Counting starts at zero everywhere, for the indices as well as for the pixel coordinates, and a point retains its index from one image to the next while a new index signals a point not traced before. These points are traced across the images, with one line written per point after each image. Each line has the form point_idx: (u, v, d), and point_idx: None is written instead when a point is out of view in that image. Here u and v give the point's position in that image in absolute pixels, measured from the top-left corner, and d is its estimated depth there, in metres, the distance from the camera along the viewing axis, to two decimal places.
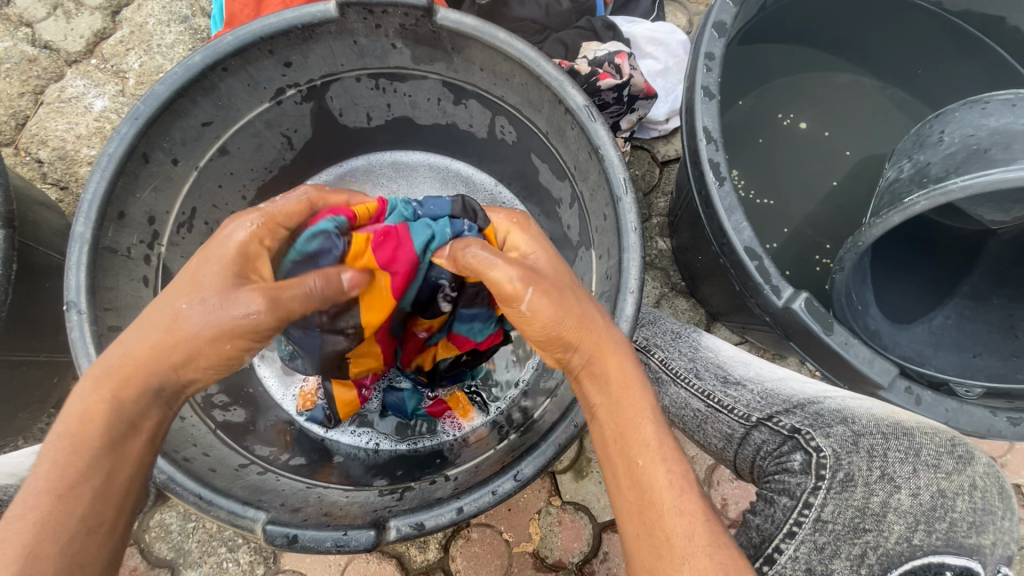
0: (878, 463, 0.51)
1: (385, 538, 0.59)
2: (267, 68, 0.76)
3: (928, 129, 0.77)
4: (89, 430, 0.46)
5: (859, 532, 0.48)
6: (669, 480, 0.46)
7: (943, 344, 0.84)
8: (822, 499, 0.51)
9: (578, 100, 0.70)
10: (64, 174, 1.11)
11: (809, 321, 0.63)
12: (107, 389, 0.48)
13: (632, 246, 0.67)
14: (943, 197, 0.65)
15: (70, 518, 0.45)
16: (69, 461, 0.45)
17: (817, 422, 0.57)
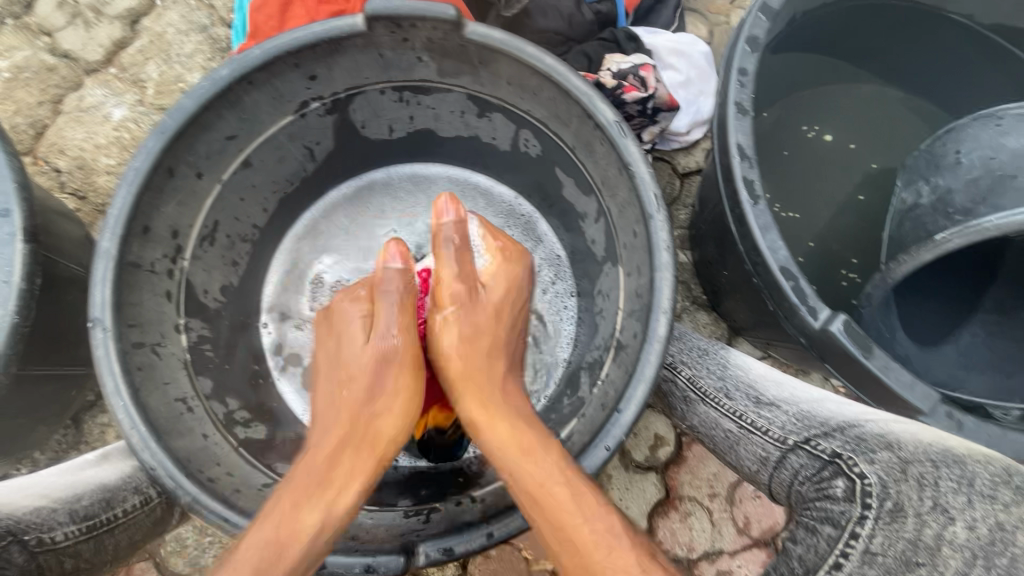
0: (929, 493, 0.49)
1: (414, 563, 0.58)
2: (292, 82, 0.75)
3: (941, 148, 0.79)
4: (314, 493, 0.56)
5: (912, 565, 0.46)
6: (596, 538, 0.54)
7: (975, 365, 0.82)
8: (870, 530, 0.49)
9: (608, 116, 0.69)
10: (82, 183, 1.10)
11: (847, 344, 0.62)
12: (322, 460, 0.59)
13: (664, 265, 0.65)
14: (978, 236, 0.64)
15: (281, 561, 0.52)
16: (292, 514, 0.54)
17: (860, 447, 0.55)
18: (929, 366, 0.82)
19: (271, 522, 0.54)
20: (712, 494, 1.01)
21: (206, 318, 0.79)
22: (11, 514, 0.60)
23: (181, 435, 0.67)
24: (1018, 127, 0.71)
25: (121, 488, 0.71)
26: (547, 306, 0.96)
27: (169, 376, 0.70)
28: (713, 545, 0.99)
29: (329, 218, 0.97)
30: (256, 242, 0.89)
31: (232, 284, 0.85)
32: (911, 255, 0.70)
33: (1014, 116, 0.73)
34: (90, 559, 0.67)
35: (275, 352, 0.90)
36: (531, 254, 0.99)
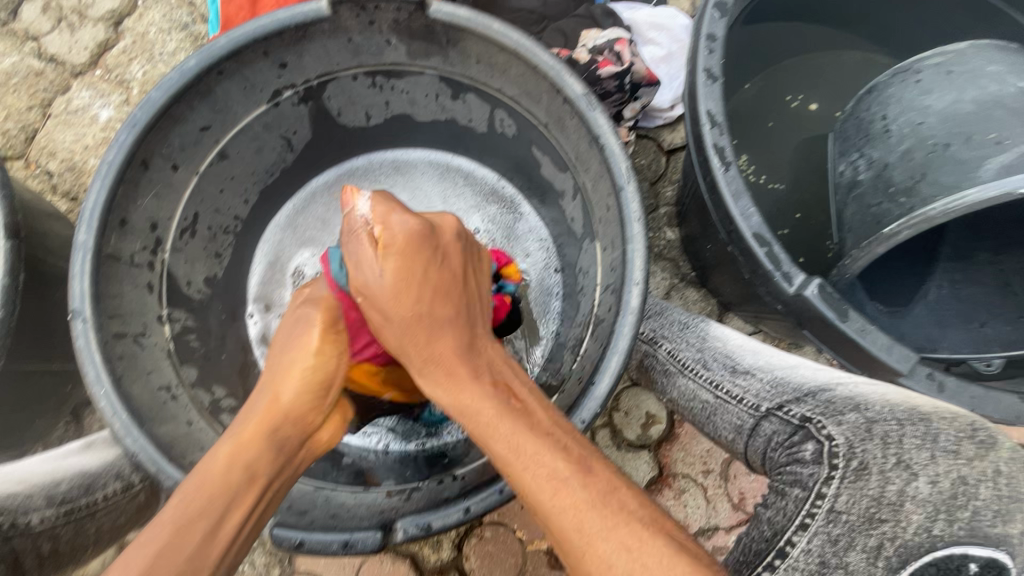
0: (892, 450, 0.47)
1: (392, 540, 0.59)
2: (263, 71, 0.75)
3: (867, 113, 0.80)
4: (225, 480, 0.52)
5: (874, 522, 0.45)
6: (544, 482, 0.48)
7: (948, 321, 0.82)
8: (836, 489, 0.48)
9: (576, 89, 0.68)
10: (73, 185, 1.12)
11: (820, 307, 0.61)
12: (228, 451, 0.55)
13: (636, 236, 0.65)
14: (926, 224, 0.65)
15: (178, 557, 0.47)
16: (194, 500, 0.51)
17: (830, 410, 0.55)
18: (905, 332, 0.82)
19: (176, 513, 0.50)
20: (706, 471, 1.01)
21: (190, 309, 0.80)
22: None
23: (165, 422, 0.68)
24: (937, 85, 0.73)
25: (102, 474, 0.73)
26: (532, 287, 0.96)
27: (152, 366, 0.72)
28: (709, 521, 0.99)
29: (310, 209, 0.97)
30: (239, 234, 0.90)
31: (217, 276, 0.86)
32: (865, 249, 0.71)
33: (931, 68, 0.74)
34: (71, 541, 0.68)
35: (261, 344, 0.90)
36: (513, 235, 0.99)
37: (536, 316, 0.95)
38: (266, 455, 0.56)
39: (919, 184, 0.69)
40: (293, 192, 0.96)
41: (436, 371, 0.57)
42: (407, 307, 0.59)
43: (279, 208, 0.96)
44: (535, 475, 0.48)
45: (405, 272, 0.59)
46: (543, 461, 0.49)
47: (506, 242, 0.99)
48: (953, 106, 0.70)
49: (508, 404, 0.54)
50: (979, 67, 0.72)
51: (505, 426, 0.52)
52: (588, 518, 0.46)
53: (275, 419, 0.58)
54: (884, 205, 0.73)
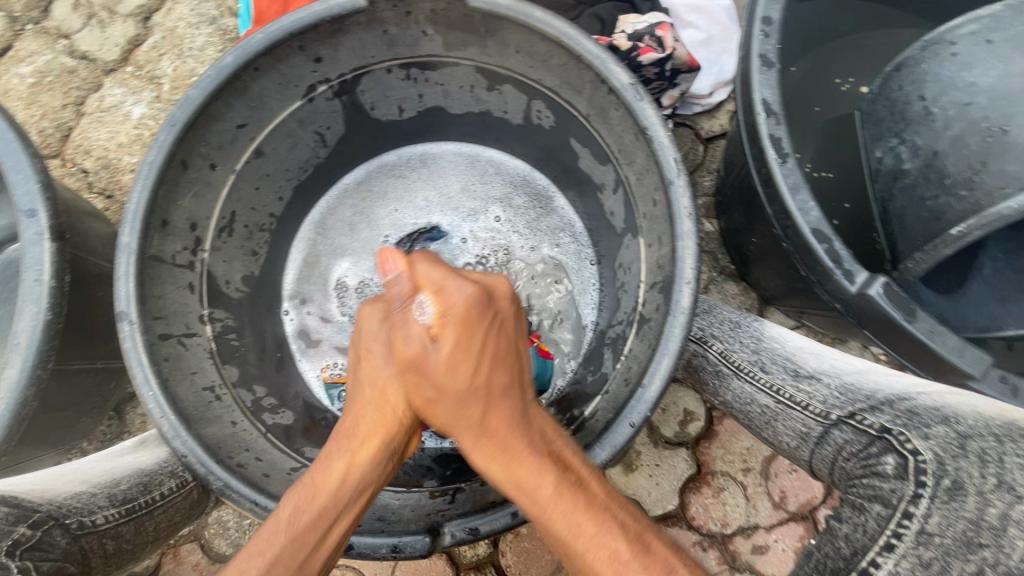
0: (993, 469, 0.45)
1: (440, 543, 0.58)
2: (298, 66, 0.74)
3: (900, 93, 0.76)
4: (322, 494, 0.52)
5: (974, 547, 0.42)
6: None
7: (1009, 295, 0.75)
8: (925, 509, 0.45)
9: (622, 78, 0.65)
10: (109, 182, 1.13)
11: (887, 307, 0.57)
12: (342, 459, 0.54)
13: (686, 232, 0.62)
14: (998, 222, 0.61)
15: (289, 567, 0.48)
16: (304, 506, 0.51)
17: (914, 422, 0.51)
18: (962, 316, 0.77)
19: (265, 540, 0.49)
20: (746, 469, 0.99)
21: (229, 308, 0.81)
22: (52, 499, 0.64)
23: (210, 422, 0.68)
24: (980, 58, 0.69)
25: (158, 472, 0.75)
26: (572, 281, 0.94)
27: (196, 366, 0.72)
28: (749, 519, 0.97)
29: (342, 205, 0.97)
30: (275, 231, 0.89)
31: (253, 274, 0.86)
32: (930, 252, 0.67)
33: (966, 39, 0.71)
34: (133, 539, 0.71)
35: (297, 339, 0.91)
36: (548, 228, 0.97)
37: (575, 308, 0.93)
38: (361, 465, 0.54)
39: (981, 174, 0.65)
40: (326, 188, 0.95)
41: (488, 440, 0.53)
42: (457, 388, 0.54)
43: (310, 207, 0.95)
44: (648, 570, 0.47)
45: (464, 334, 0.53)
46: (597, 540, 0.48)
47: (538, 235, 0.97)
48: (1003, 82, 0.66)
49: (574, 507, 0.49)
50: (1022, 33, 0.68)
51: (556, 504, 0.49)
52: None
53: (380, 425, 0.56)
54: (941, 199, 0.69)
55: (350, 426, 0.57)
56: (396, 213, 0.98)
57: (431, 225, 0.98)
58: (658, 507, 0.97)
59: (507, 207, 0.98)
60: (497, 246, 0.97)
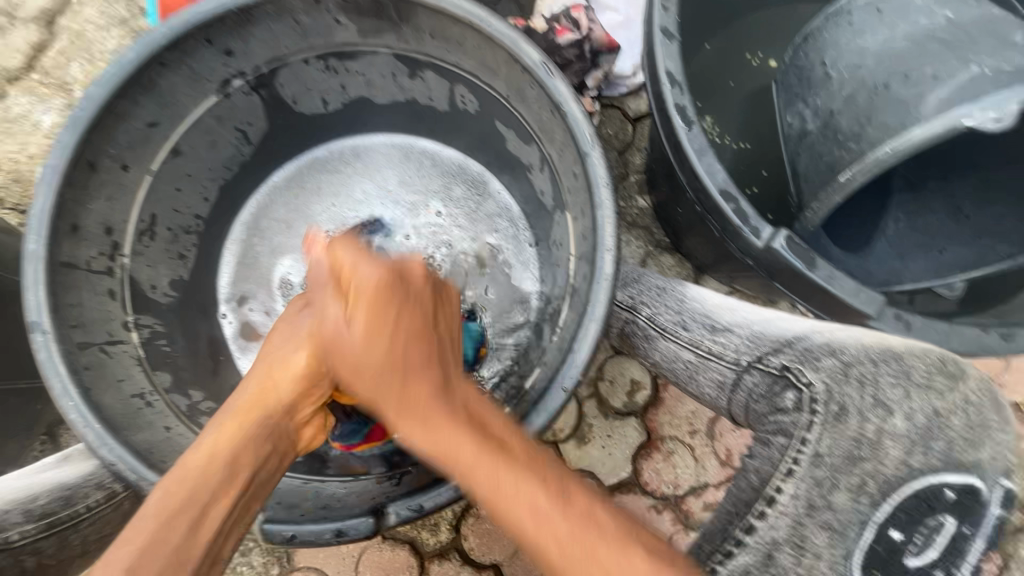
0: (869, 389, 0.52)
1: (384, 524, 0.58)
2: (208, 59, 0.72)
3: (806, 60, 0.81)
4: (189, 481, 0.47)
5: (857, 461, 0.50)
6: (539, 528, 0.44)
7: (907, 252, 0.84)
8: (818, 433, 0.50)
9: (534, 57, 0.67)
10: (22, 196, 1.07)
11: (790, 259, 0.62)
12: (207, 446, 0.51)
13: (604, 202, 0.65)
14: (876, 168, 0.67)
15: (164, 550, 0.43)
16: (171, 493, 0.46)
17: (808, 355, 0.55)
18: (870, 270, 0.83)
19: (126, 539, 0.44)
20: (692, 431, 1.03)
21: (157, 313, 0.78)
22: None
23: (141, 429, 0.66)
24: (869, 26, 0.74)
25: (81, 485, 0.72)
26: (511, 262, 0.95)
27: (122, 373, 0.69)
28: (699, 479, 1.01)
29: (274, 203, 0.95)
30: (202, 233, 0.87)
31: (182, 277, 0.84)
32: (822, 200, 0.73)
33: (861, 10, 0.76)
34: (55, 556, 0.66)
35: (233, 340, 0.89)
36: (486, 214, 0.98)
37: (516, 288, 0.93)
38: (226, 450, 0.51)
39: (866, 129, 0.70)
40: (254, 187, 0.93)
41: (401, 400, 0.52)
42: (388, 340, 0.55)
43: (239, 208, 0.93)
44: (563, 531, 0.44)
45: (382, 300, 0.57)
46: (524, 493, 0.45)
47: (476, 221, 0.98)
48: (887, 45, 0.72)
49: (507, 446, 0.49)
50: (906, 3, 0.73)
51: (477, 455, 0.47)
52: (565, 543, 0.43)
53: (263, 408, 0.56)
54: (836, 152, 0.73)
55: (229, 408, 0.56)
56: (333, 208, 0.97)
57: (369, 218, 0.97)
58: (612, 476, 1.00)
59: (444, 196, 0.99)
60: (438, 236, 0.98)
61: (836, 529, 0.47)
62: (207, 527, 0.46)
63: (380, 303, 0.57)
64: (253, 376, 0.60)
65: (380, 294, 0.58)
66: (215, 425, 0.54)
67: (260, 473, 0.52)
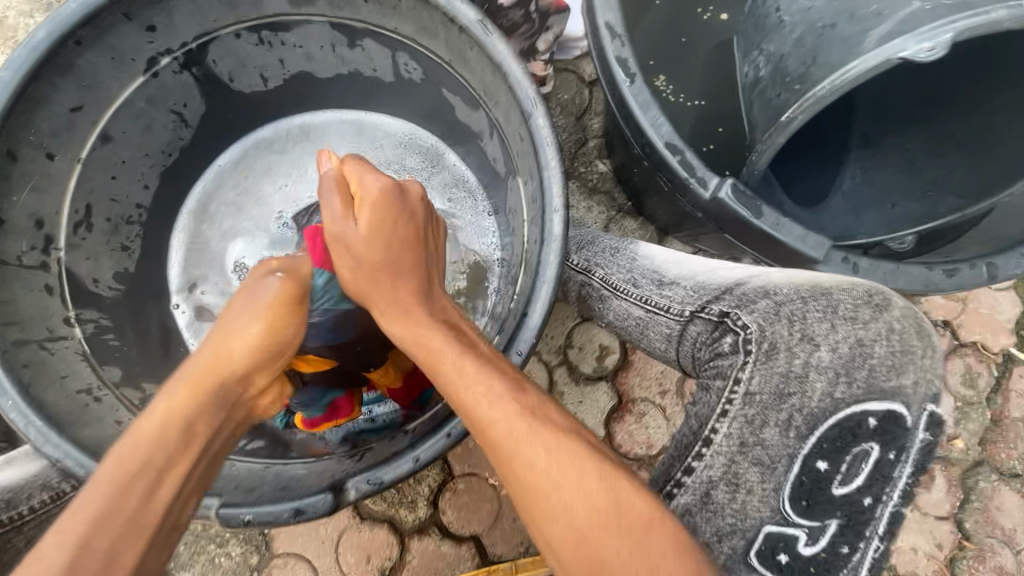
0: (798, 326, 0.52)
1: (344, 499, 0.58)
2: (129, 36, 0.69)
3: (763, 8, 0.79)
4: (144, 441, 0.45)
5: (784, 397, 0.50)
6: (508, 432, 0.44)
7: (864, 207, 0.83)
8: (750, 372, 0.51)
9: (470, 15, 0.65)
10: None
11: (736, 208, 0.61)
12: (164, 405, 0.48)
13: (551, 162, 0.64)
14: (816, 104, 0.65)
15: (118, 519, 0.42)
16: (126, 458, 0.44)
17: (744, 300, 0.55)
18: (826, 224, 0.82)
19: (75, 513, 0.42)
20: (663, 391, 1.04)
21: (102, 307, 0.76)
22: None
23: (89, 425, 0.64)
24: None
25: (24, 486, 0.66)
26: (470, 233, 0.94)
27: (66, 369, 0.67)
28: (670, 437, 1.02)
29: (221, 188, 0.92)
30: (146, 223, 0.84)
31: (128, 269, 0.81)
32: (766, 142, 0.70)
33: None
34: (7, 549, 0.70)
35: (188, 328, 0.87)
36: (444, 187, 0.96)
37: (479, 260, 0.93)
38: (183, 410, 0.48)
39: (811, 69, 0.68)
40: (198, 172, 0.90)
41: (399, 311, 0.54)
42: (387, 255, 0.56)
43: (185, 195, 0.90)
44: (517, 427, 0.44)
45: (387, 204, 0.57)
46: (495, 398, 0.46)
47: (432, 194, 0.96)
48: None
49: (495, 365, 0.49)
50: None
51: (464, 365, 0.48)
52: (526, 443, 0.43)
53: (215, 374, 0.51)
54: (783, 95, 0.72)
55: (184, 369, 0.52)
56: (285, 189, 0.94)
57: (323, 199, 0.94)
58: None
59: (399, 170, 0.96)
60: None
61: (765, 463, 0.49)
62: (168, 486, 0.45)
63: (385, 224, 0.57)
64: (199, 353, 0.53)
65: (381, 228, 0.56)
66: (169, 384, 0.50)
67: (212, 441, 0.50)
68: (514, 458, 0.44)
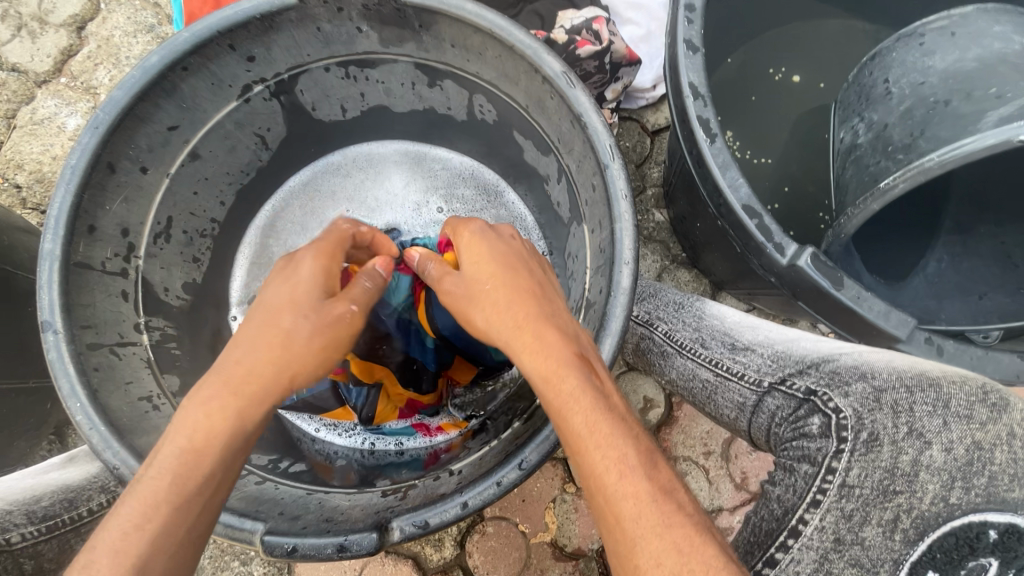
0: (903, 419, 0.49)
1: (388, 540, 0.56)
2: (230, 65, 0.73)
3: (870, 79, 0.78)
4: (204, 453, 0.48)
5: (889, 495, 0.47)
6: (633, 501, 0.43)
7: (946, 293, 0.81)
8: (846, 463, 0.49)
9: (555, 67, 0.66)
10: (44, 197, 1.09)
11: (816, 278, 0.60)
12: (208, 412, 0.49)
13: (624, 214, 0.63)
14: (921, 176, 0.63)
15: (171, 540, 0.45)
16: (184, 476, 0.47)
17: (835, 381, 0.54)
18: (902, 302, 0.82)
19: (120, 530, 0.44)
20: (707, 452, 1.00)
21: (168, 316, 0.78)
22: None
23: (146, 433, 0.65)
24: (940, 46, 0.70)
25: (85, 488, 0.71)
26: None
27: (131, 376, 0.69)
28: (712, 502, 0.98)
29: (287, 208, 0.95)
30: (217, 237, 0.87)
31: (195, 280, 0.84)
32: (860, 206, 0.69)
33: (934, 32, 0.72)
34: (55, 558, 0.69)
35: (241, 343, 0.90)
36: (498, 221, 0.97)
37: None
38: (240, 421, 0.50)
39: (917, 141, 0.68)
40: (270, 192, 0.94)
41: (535, 342, 0.52)
42: (511, 287, 0.56)
43: (253, 213, 0.93)
44: (651, 520, 0.43)
45: (480, 244, 0.60)
46: (627, 464, 0.45)
47: None
48: (955, 66, 0.68)
49: (618, 415, 0.48)
50: (983, 28, 0.69)
51: (583, 407, 0.48)
52: (647, 512, 0.43)
53: (261, 379, 0.52)
54: (882, 164, 0.72)
55: (226, 365, 0.53)
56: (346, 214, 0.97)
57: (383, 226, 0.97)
58: None
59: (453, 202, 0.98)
60: None
61: (865, 565, 0.45)
62: (223, 496, 0.49)
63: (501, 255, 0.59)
64: (242, 342, 0.54)
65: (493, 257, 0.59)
66: (207, 390, 0.51)
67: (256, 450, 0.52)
68: (638, 555, 0.42)
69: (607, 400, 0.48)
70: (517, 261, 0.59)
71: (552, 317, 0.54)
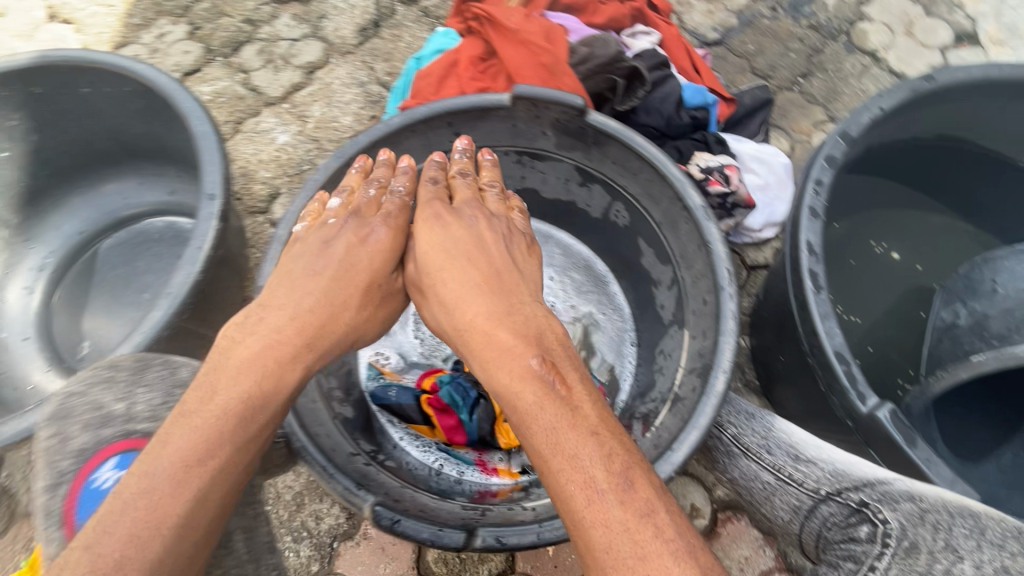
0: (942, 535, 0.54)
1: (471, 543, 0.66)
2: (441, 135, 0.94)
3: (978, 275, 0.87)
4: (250, 409, 0.60)
5: None
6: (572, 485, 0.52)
7: (1014, 488, 0.85)
8: (886, 563, 0.53)
9: (696, 200, 0.82)
10: (241, 188, 1.35)
11: (892, 431, 0.67)
12: (243, 368, 0.62)
13: (728, 331, 0.75)
14: (1012, 361, 0.69)
15: (205, 464, 0.56)
16: (226, 420, 0.58)
17: (885, 497, 0.60)
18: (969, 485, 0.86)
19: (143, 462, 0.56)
20: None
21: None
22: None
23: None
24: None
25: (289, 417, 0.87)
26: (612, 343, 1.10)
27: None
28: None
29: None
30: None
31: None
32: (949, 371, 0.76)
33: None
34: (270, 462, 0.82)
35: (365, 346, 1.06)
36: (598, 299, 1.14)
37: (615, 367, 1.09)
38: (282, 390, 0.63)
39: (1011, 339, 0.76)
40: None
41: (499, 348, 0.65)
42: (488, 280, 0.72)
43: None
44: (585, 497, 0.51)
45: (434, 232, 0.78)
46: (567, 448, 0.54)
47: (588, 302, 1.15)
48: None
49: (554, 403, 0.57)
50: None
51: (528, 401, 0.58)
52: (583, 490, 0.52)
53: (293, 348, 0.65)
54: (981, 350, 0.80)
55: (271, 332, 0.66)
56: None
57: None
58: None
59: (563, 276, 1.16)
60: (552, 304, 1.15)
61: None
62: (252, 442, 0.60)
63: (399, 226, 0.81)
64: (279, 308, 0.69)
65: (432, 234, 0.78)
66: (244, 353, 0.63)
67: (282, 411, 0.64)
68: (586, 531, 0.50)
69: (545, 391, 0.59)
70: (462, 254, 0.75)
71: (504, 318, 0.67)
